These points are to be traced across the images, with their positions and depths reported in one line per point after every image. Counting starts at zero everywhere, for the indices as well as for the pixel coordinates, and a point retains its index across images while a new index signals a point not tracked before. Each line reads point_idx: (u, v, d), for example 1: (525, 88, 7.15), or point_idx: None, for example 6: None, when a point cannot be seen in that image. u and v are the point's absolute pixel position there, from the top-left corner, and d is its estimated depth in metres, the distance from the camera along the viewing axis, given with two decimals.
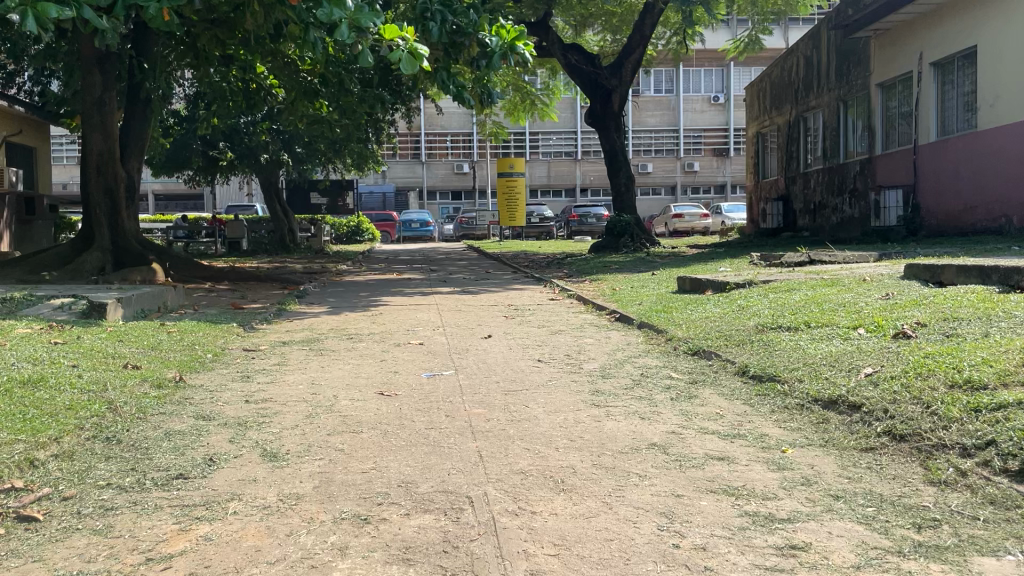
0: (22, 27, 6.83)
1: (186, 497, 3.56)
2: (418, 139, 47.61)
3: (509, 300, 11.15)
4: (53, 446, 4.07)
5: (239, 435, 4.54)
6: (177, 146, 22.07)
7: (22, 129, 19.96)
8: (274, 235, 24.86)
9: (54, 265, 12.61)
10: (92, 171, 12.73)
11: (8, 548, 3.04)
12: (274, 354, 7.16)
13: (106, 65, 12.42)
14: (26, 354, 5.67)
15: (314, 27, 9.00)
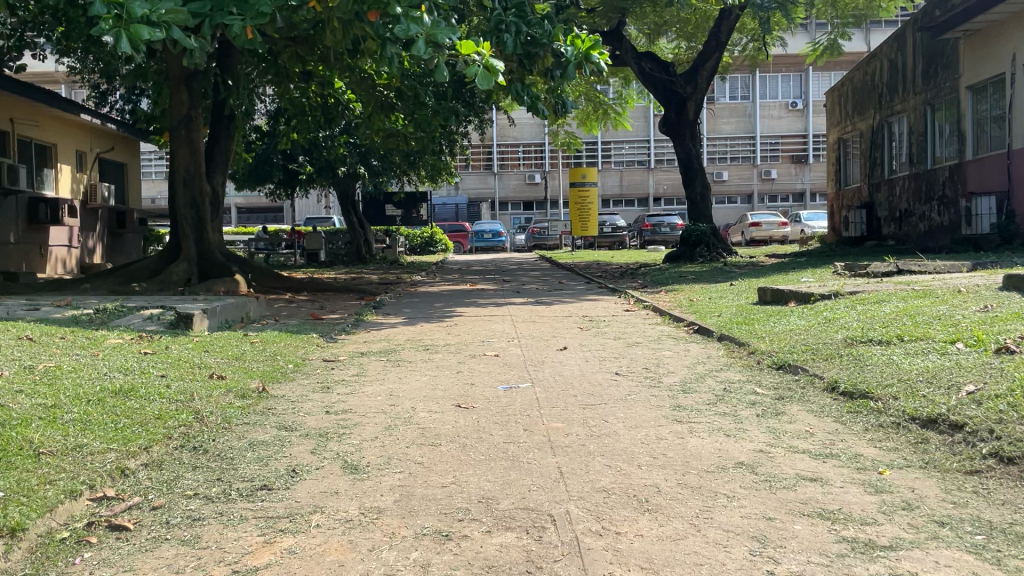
0: (117, 48, 7.14)
1: (270, 509, 3.58)
2: (491, 150, 48.01)
3: (584, 310, 11.05)
4: (143, 455, 4.16)
5: (321, 446, 4.58)
6: (260, 161, 22.74)
7: (116, 146, 20.90)
8: (351, 247, 25.35)
9: (144, 276, 13.09)
10: (179, 186, 13.17)
11: (100, 557, 3.11)
12: (353, 365, 7.23)
13: (193, 84, 12.85)
14: (117, 364, 5.84)
15: (391, 43, 9.22)
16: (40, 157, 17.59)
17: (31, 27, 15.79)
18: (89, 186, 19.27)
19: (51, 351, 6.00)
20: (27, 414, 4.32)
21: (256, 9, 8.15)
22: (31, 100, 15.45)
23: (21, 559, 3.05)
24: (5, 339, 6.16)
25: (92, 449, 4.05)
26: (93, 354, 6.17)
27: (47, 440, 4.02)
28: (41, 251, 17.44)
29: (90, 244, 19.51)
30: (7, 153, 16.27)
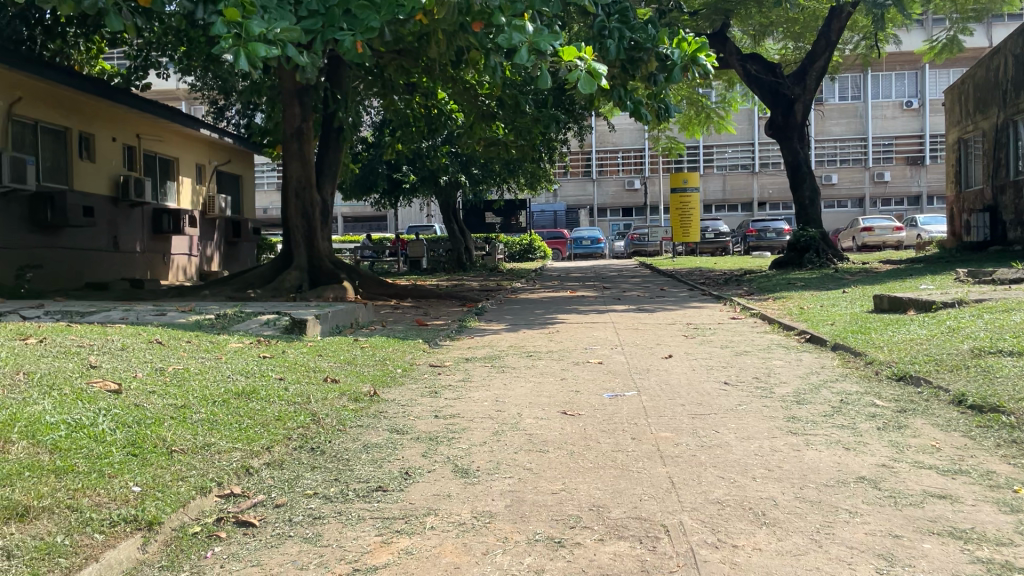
0: (236, 65, 7.48)
1: (386, 510, 3.67)
2: (590, 156, 47.99)
3: (688, 318, 10.88)
4: (266, 455, 4.35)
5: (431, 450, 4.66)
6: (365, 171, 23.51)
7: (232, 159, 21.91)
8: (451, 254, 25.77)
9: (259, 283, 13.66)
10: (291, 197, 13.67)
11: (230, 552, 3.26)
12: (458, 370, 7.35)
13: (304, 98, 13.35)
14: (239, 367, 6.12)
15: (493, 53, 9.44)
16: (164, 170, 18.64)
17: (156, 48, 16.78)
18: (207, 198, 20.30)
19: (179, 354, 6.33)
20: (160, 413, 4.57)
21: (366, 24, 8.38)
22: (156, 117, 16.38)
23: (158, 551, 3.22)
24: (138, 342, 6.55)
25: (220, 448, 4.25)
26: (217, 357, 6.48)
27: (179, 439, 4.23)
28: (164, 259, 18.47)
29: (208, 252, 20.50)
30: (133, 167, 17.31)
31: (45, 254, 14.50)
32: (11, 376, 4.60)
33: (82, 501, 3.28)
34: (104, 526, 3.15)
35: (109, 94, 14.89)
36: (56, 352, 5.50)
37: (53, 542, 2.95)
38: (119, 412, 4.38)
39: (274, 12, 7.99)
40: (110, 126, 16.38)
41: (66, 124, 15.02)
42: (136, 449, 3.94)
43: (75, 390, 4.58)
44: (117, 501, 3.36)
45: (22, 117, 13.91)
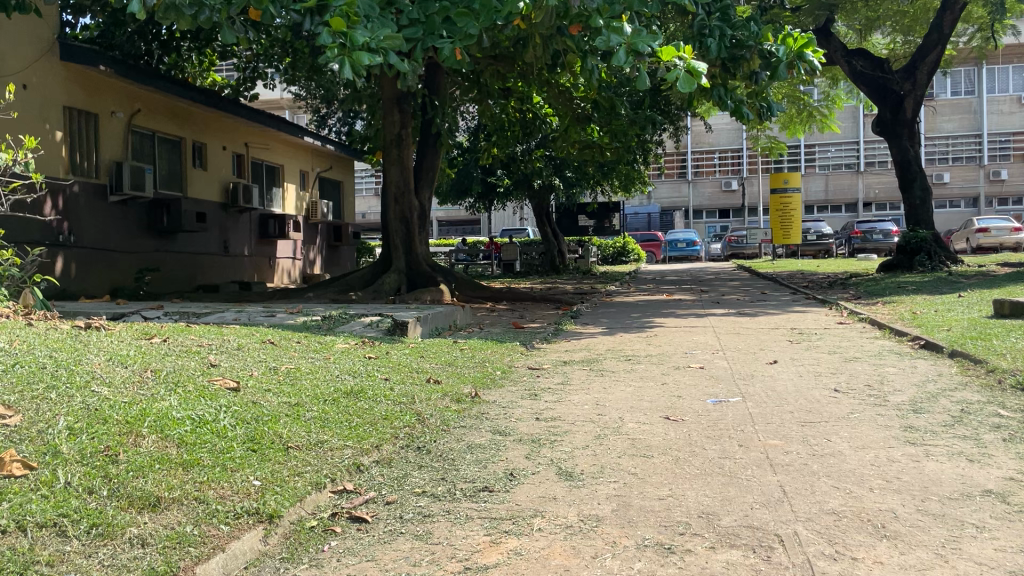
0: (341, 74, 7.69)
1: (493, 510, 3.72)
2: (685, 157, 47.34)
3: (792, 323, 10.57)
4: (375, 453, 4.47)
5: (535, 452, 4.69)
6: (461, 175, 23.87)
7: (333, 166, 22.59)
8: (544, 257, 25.82)
9: (359, 286, 14.02)
10: (390, 202, 14.01)
11: (346, 546, 3.37)
12: (557, 373, 7.35)
13: (403, 105, 13.66)
14: (347, 368, 6.32)
15: (591, 54, 9.39)
16: (270, 177, 19.38)
17: (263, 59, 17.44)
18: (310, 203, 21.00)
19: (290, 354, 6.58)
20: (276, 410, 4.75)
21: (465, 31, 8.54)
22: (263, 125, 17.08)
23: (278, 543, 3.35)
24: (252, 342, 6.84)
25: (332, 445, 4.39)
26: (326, 357, 6.69)
27: (294, 436, 4.39)
28: (270, 263, 19.19)
29: (310, 256, 21.19)
30: (242, 174, 18.06)
31: (160, 257, 15.25)
32: (140, 374, 4.87)
33: (208, 494, 3.44)
34: (229, 518, 3.29)
35: (220, 105, 15.59)
36: (180, 351, 5.79)
37: (183, 531, 3.09)
38: (238, 409, 4.57)
39: (376, 21, 8.22)
40: (220, 136, 17.15)
41: (180, 134, 15.81)
42: (255, 445, 4.10)
43: (198, 387, 4.82)
44: (239, 494, 3.51)
45: (141, 127, 14.71)
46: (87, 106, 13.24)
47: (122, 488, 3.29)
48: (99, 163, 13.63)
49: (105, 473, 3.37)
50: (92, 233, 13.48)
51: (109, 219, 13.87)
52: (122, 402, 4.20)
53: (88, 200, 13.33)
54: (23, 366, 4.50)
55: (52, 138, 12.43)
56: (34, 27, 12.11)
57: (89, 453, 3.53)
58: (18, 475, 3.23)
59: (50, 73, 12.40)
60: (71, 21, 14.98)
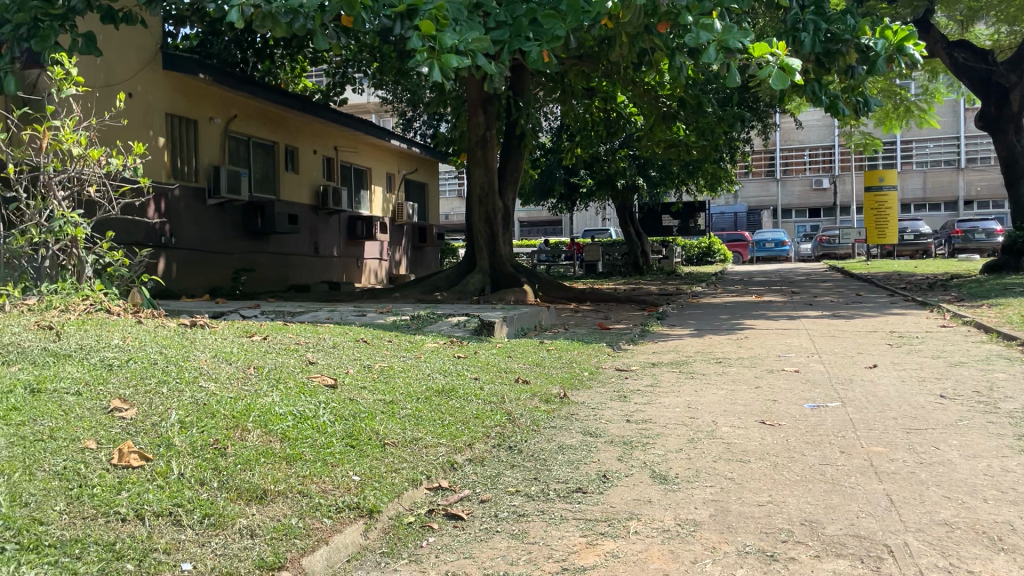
0: (430, 77, 7.80)
1: (588, 511, 3.70)
2: (774, 155, 46.26)
3: (891, 326, 10.18)
4: (468, 451, 4.52)
5: (627, 454, 4.65)
6: (544, 176, 24.06)
7: (419, 168, 22.95)
8: (628, 257, 25.60)
9: (445, 286, 14.17)
10: (475, 203, 14.13)
11: (443, 543, 3.41)
12: (646, 375, 7.28)
13: (488, 107, 13.79)
14: (437, 366, 6.40)
15: (680, 53, 9.37)
16: (358, 180, 19.83)
17: (353, 65, 17.85)
18: (397, 205, 21.40)
19: (382, 353, 6.70)
20: (372, 407, 4.85)
21: (552, 33, 8.55)
22: (352, 127, 17.51)
23: (378, 538, 3.42)
24: (346, 340, 7.01)
25: (426, 442, 4.46)
26: (416, 356, 6.79)
27: (390, 432, 4.47)
28: (358, 264, 19.63)
29: (396, 257, 21.57)
30: (331, 177, 18.52)
31: (254, 258, 15.78)
32: (244, 370, 5.05)
33: (311, 488, 3.53)
34: (331, 511, 3.37)
35: (311, 109, 16.02)
36: (278, 349, 5.99)
37: (289, 524, 3.19)
38: (337, 406, 4.69)
39: (464, 24, 8.29)
40: (311, 140, 17.62)
41: (274, 138, 16.32)
42: (353, 441, 4.19)
43: (298, 384, 4.98)
44: (340, 488, 3.60)
45: (238, 133, 15.24)
46: (187, 112, 13.80)
47: (231, 480, 3.41)
48: (198, 168, 14.19)
49: (215, 465, 3.51)
50: (192, 235, 14.04)
51: (207, 221, 14.42)
52: (229, 398, 4.36)
53: (188, 203, 13.89)
54: (136, 362, 4.72)
55: (156, 144, 13.00)
56: (140, 39, 12.70)
57: (199, 445, 3.68)
58: (136, 465, 3.38)
59: (154, 82, 12.97)
60: (172, 32, 15.65)
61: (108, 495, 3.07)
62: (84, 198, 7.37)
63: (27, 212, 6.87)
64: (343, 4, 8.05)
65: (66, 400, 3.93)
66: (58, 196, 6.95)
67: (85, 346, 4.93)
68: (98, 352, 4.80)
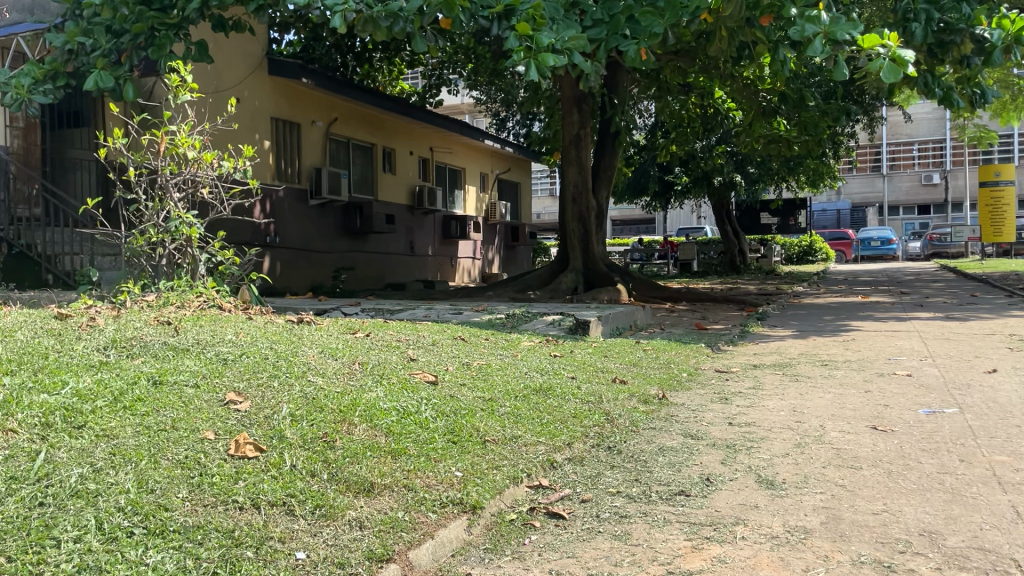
0: (527, 76, 7.80)
1: (693, 514, 3.64)
2: (880, 150, 44.49)
3: (1011, 328, 9.62)
4: (567, 450, 4.51)
5: (730, 458, 4.54)
6: (637, 174, 23.79)
7: (512, 167, 23.07)
8: (725, 256, 25.09)
9: (538, 284, 14.16)
10: (568, 202, 14.10)
11: (545, 541, 3.41)
12: (748, 377, 7.10)
13: (582, 105, 13.77)
14: (534, 365, 6.42)
15: (784, 45, 9.05)
16: (452, 180, 20.09)
17: (449, 66, 18.07)
18: (490, 205, 21.58)
19: (480, 350, 6.76)
20: (472, 404, 4.90)
21: (650, 30, 8.39)
22: (448, 128, 17.77)
23: (481, 534, 3.46)
24: (444, 338, 7.10)
25: (526, 440, 4.46)
26: (513, 355, 6.81)
27: (491, 429, 4.50)
28: (452, 262, 19.89)
29: (489, 256, 21.76)
30: (427, 177, 18.81)
31: (353, 258, 16.20)
32: (349, 366, 5.18)
33: (416, 482, 3.59)
34: (436, 506, 3.42)
35: (408, 111, 16.30)
36: (381, 345, 6.13)
37: (396, 517, 3.25)
38: (438, 402, 4.76)
39: (562, 22, 8.25)
40: (408, 141, 17.94)
41: (372, 140, 16.70)
42: (454, 437, 4.24)
43: (401, 379, 5.08)
44: (444, 483, 3.64)
45: (338, 135, 15.66)
46: (292, 116, 14.27)
47: (340, 473, 3.51)
48: (301, 169, 14.65)
49: (325, 457, 3.61)
50: (295, 235, 14.52)
51: (309, 221, 14.88)
52: (336, 392, 4.49)
53: (291, 204, 14.36)
54: (249, 357, 4.91)
55: (261, 147, 13.50)
56: (248, 45, 13.19)
57: (309, 438, 3.79)
58: (250, 456, 3.52)
59: (260, 87, 13.45)
60: (277, 37, 16.20)
61: (226, 484, 3.20)
62: (198, 199, 7.68)
63: (146, 212, 7.22)
64: (442, 7, 8.15)
65: (185, 392, 4.12)
66: (174, 198, 7.28)
67: (202, 340, 5.15)
68: (213, 347, 5.01)
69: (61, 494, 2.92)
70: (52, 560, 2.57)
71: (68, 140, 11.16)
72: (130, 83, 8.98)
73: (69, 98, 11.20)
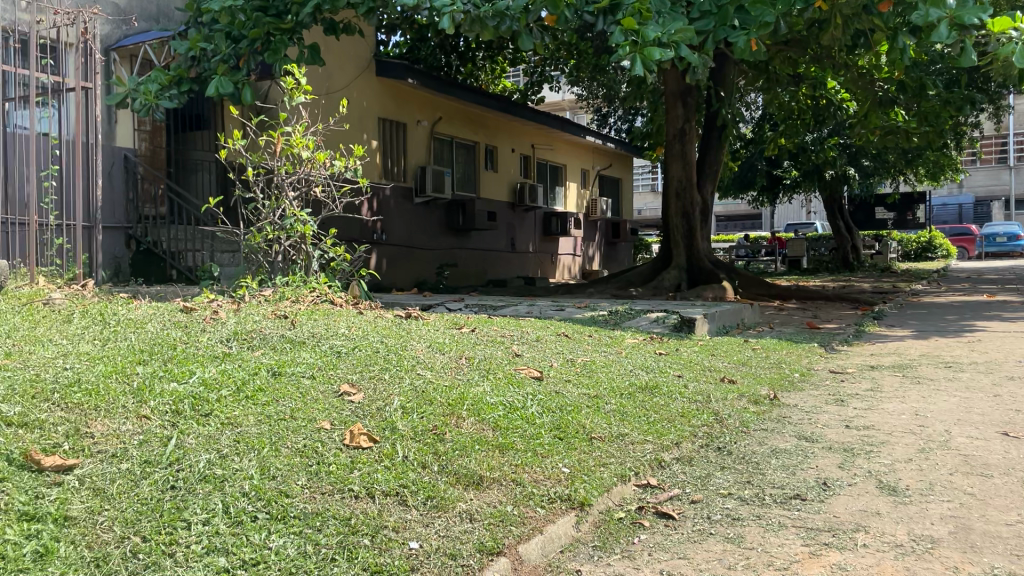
0: (632, 71, 7.70)
1: (810, 519, 3.51)
2: (1006, 140, 41.62)
3: None
4: (675, 450, 4.44)
5: (849, 462, 4.36)
6: (744, 168, 23.16)
7: (613, 163, 22.89)
8: (837, 253, 24.16)
9: (640, 281, 13.99)
10: (672, 197, 13.88)
11: (655, 541, 3.36)
12: (865, 378, 6.81)
13: (687, 99, 13.52)
14: (640, 362, 6.34)
15: (904, 32, 8.61)
16: (553, 177, 20.09)
17: (551, 62, 18.05)
18: (591, 201, 21.51)
19: (584, 347, 6.73)
20: (577, 401, 4.86)
21: (760, 20, 8.13)
22: (550, 125, 17.76)
23: (590, 531, 3.43)
24: (548, 334, 7.12)
25: (633, 438, 4.40)
26: (618, 351, 6.76)
27: (597, 426, 4.46)
28: (552, 259, 19.92)
29: (589, 252, 21.69)
30: (528, 174, 18.90)
31: (456, 254, 16.44)
32: (456, 360, 5.26)
33: (524, 476, 3.60)
34: (544, 501, 3.42)
35: (511, 109, 16.37)
36: (486, 341, 6.18)
37: (504, 511, 3.27)
38: (544, 398, 4.76)
39: (668, 15, 8.06)
40: (510, 138, 18.04)
41: (475, 138, 16.87)
42: (561, 433, 4.22)
43: (507, 374, 5.12)
44: (551, 479, 3.64)
45: (442, 134, 15.89)
46: (398, 116, 14.57)
47: (450, 465, 3.56)
48: (407, 168, 14.94)
49: (435, 449, 3.67)
50: (400, 232, 14.84)
51: (414, 219, 15.20)
52: (444, 386, 4.56)
53: (397, 202, 14.70)
54: (361, 350, 5.05)
55: (370, 147, 13.84)
56: (358, 48, 13.54)
57: (420, 430, 3.86)
58: (365, 446, 3.61)
59: (369, 88, 13.80)
60: (384, 39, 16.58)
61: (342, 473, 3.29)
62: (310, 197, 7.94)
63: (263, 211, 7.51)
64: (548, 4, 8.15)
65: (302, 382, 4.28)
66: (290, 197, 7.55)
67: (316, 334, 5.33)
68: (328, 340, 5.18)
69: (191, 479, 3.07)
70: (183, 541, 2.71)
71: (192, 142, 11.74)
72: (247, 86, 9.34)
73: (192, 102, 11.75)
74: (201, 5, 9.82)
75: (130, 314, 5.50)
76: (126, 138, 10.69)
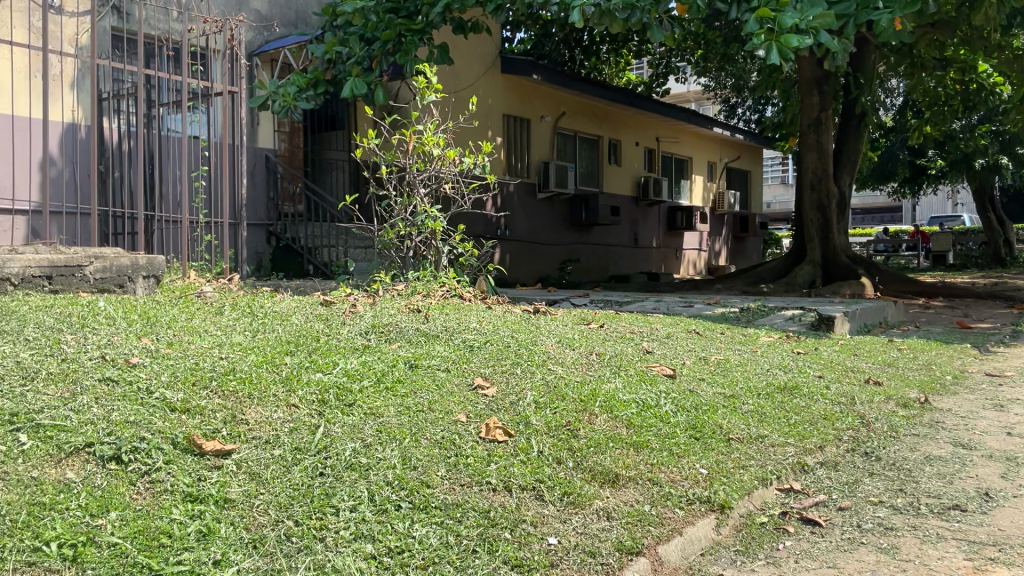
0: (767, 59, 7.39)
1: (972, 532, 3.28)
2: None
3: None
4: (819, 454, 4.24)
5: (1013, 472, 4.05)
6: (885, 158, 22.19)
7: (742, 155, 22.24)
8: (987, 247, 22.55)
9: (772, 277, 13.54)
10: (806, 190, 13.32)
11: (801, 548, 3.23)
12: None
13: (824, 87, 12.94)
14: (777, 361, 6.11)
15: None
16: (679, 170, 19.71)
17: (677, 53, 17.68)
18: (718, 195, 20.98)
19: (716, 344, 6.57)
20: (713, 400, 4.73)
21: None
22: (675, 117, 17.41)
23: (731, 535, 3.34)
24: (679, 331, 6.97)
25: (774, 440, 4.24)
26: (753, 350, 6.53)
27: (734, 427, 4.32)
28: (677, 254, 19.59)
29: (715, 247, 21.19)
30: (653, 168, 18.64)
31: (579, 249, 16.42)
32: (587, 356, 5.21)
33: (660, 476, 3.53)
34: (683, 502, 3.34)
35: (636, 102, 16.14)
36: (615, 337, 6.11)
37: (642, 510, 3.21)
38: (678, 397, 4.65)
39: (806, 0, 7.69)
40: (634, 132, 17.83)
41: (599, 133, 16.77)
42: (697, 433, 4.11)
43: (640, 372, 5.03)
44: (690, 480, 3.54)
45: (566, 129, 15.87)
46: (522, 113, 14.64)
47: (585, 461, 3.53)
48: (531, 164, 15.00)
49: (570, 446, 3.65)
50: (525, 227, 14.94)
51: (538, 214, 15.27)
52: (576, 381, 4.54)
53: (521, 198, 14.81)
54: (493, 344, 5.09)
55: (495, 144, 13.98)
56: (484, 45, 13.66)
57: (554, 425, 3.86)
58: (500, 440, 3.63)
59: (494, 86, 13.93)
60: (510, 36, 16.69)
61: (479, 466, 3.33)
62: (440, 195, 8.09)
63: (396, 207, 7.70)
64: None
65: (438, 375, 4.36)
66: (420, 194, 7.69)
67: (449, 327, 5.42)
68: (460, 334, 5.25)
69: (338, 466, 3.18)
70: (333, 526, 2.81)
71: (328, 142, 12.24)
72: (380, 87, 9.61)
73: (328, 104, 12.23)
74: (336, 9, 10.16)
75: (276, 307, 5.76)
76: (267, 138, 11.22)
